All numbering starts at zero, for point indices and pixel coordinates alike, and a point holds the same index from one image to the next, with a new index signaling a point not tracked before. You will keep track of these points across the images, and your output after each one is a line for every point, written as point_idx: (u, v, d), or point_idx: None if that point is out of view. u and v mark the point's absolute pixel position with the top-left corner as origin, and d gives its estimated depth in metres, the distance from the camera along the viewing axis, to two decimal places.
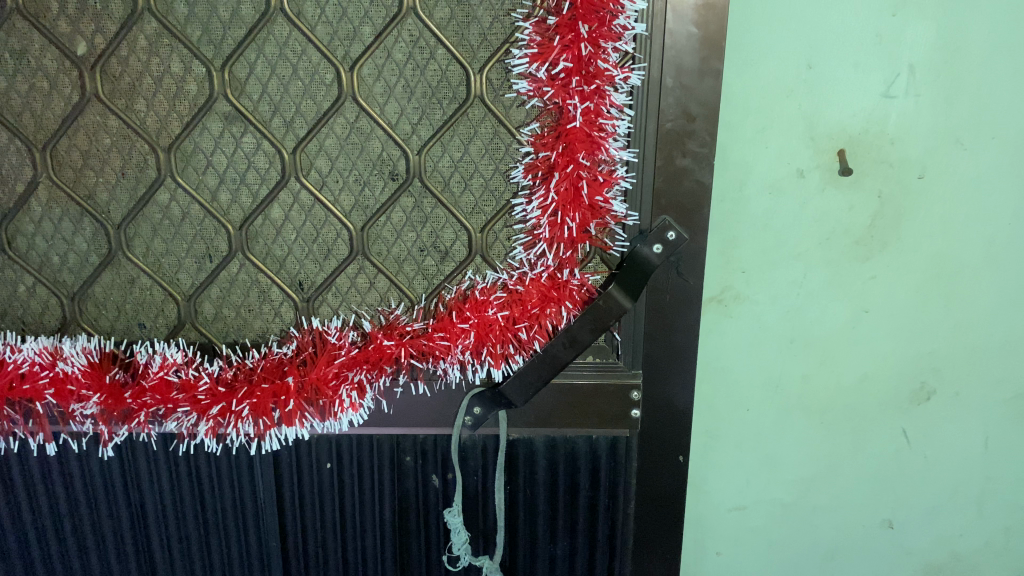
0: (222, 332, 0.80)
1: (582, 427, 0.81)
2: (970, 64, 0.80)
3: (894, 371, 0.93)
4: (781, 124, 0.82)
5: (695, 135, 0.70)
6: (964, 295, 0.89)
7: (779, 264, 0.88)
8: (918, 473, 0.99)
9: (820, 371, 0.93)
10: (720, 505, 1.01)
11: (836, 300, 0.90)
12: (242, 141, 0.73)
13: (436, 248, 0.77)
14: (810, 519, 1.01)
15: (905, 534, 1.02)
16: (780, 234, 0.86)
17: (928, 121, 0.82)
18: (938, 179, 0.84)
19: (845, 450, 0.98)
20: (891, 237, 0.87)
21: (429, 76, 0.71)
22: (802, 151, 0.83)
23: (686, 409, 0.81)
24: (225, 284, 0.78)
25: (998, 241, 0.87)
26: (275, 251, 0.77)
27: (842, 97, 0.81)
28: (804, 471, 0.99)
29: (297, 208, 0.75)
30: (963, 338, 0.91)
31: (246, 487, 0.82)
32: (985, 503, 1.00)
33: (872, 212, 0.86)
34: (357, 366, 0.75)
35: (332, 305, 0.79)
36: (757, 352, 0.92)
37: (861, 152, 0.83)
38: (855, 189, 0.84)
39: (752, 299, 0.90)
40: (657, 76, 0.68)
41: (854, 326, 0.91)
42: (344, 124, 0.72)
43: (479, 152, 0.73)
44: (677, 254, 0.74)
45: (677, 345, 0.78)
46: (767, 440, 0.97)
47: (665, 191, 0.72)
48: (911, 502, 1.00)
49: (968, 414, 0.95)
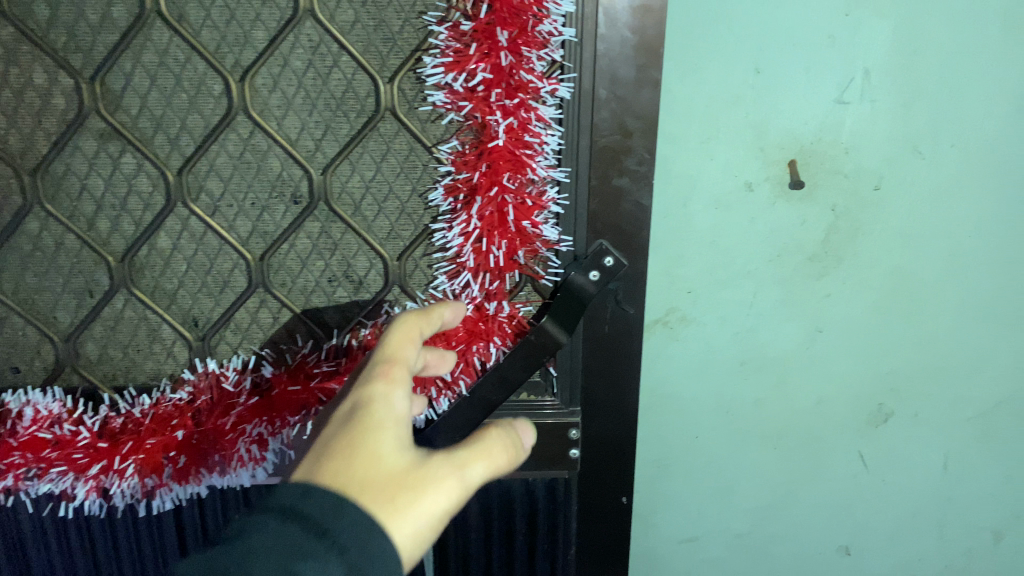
0: (108, 377, 0.70)
1: (515, 468, 0.74)
2: (930, 66, 0.73)
3: (850, 392, 0.88)
4: (727, 133, 0.75)
5: (632, 151, 0.63)
6: (923, 312, 0.84)
7: (728, 283, 0.82)
8: (877, 497, 0.94)
9: (773, 395, 0.88)
10: (671, 536, 0.95)
11: (789, 320, 0.84)
12: (120, 162, 0.64)
13: (348, 278, 0.68)
14: (765, 547, 0.96)
15: (863, 558, 0.97)
16: (728, 252, 0.80)
17: (885, 128, 0.76)
18: (894, 190, 0.78)
19: (801, 476, 0.92)
20: (847, 253, 0.81)
21: (332, 86, 0.62)
22: (751, 163, 0.76)
23: (629, 447, 0.74)
24: (109, 322, 0.68)
25: (959, 254, 0.81)
26: (165, 285, 0.68)
27: (794, 104, 0.74)
28: (759, 500, 0.93)
29: (187, 235, 0.66)
30: (922, 356, 0.86)
31: (146, 545, 0.74)
32: (946, 525, 0.96)
33: (826, 226, 0.79)
34: (256, 418, 0.68)
35: (231, 343, 0.70)
36: (706, 376, 0.86)
37: (814, 163, 0.77)
38: (809, 202, 0.78)
39: (699, 321, 0.83)
40: (589, 87, 0.61)
41: (808, 346, 0.85)
42: (236, 141, 0.64)
43: (393, 171, 0.65)
44: (615, 282, 0.67)
45: (618, 379, 0.71)
46: (719, 468, 0.91)
47: (601, 213, 0.65)
48: (869, 526, 0.95)
49: (928, 435, 0.90)
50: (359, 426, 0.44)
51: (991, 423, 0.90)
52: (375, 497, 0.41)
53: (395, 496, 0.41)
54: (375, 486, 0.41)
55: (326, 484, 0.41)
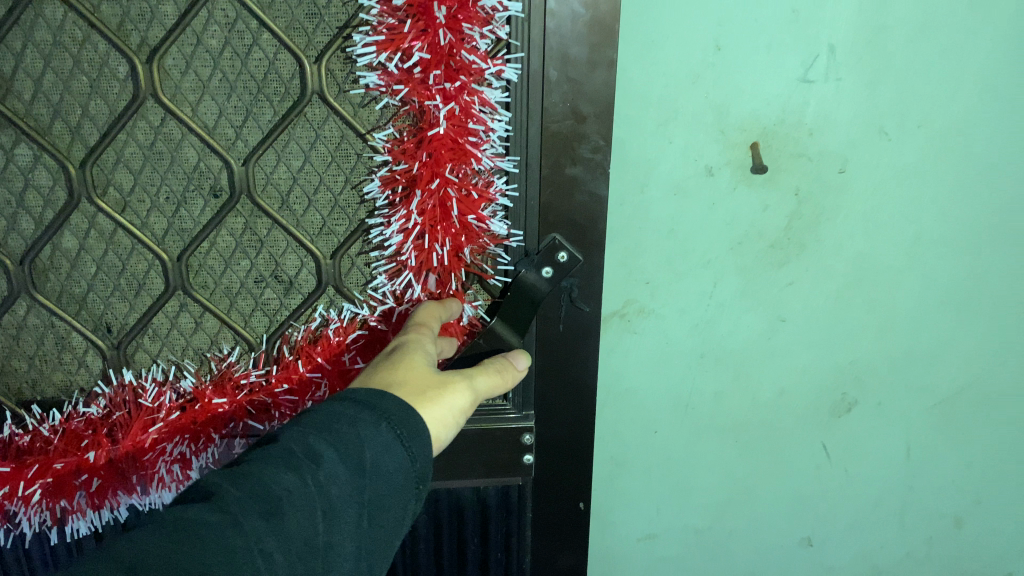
0: (11, 392, 0.63)
1: (466, 477, 0.69)
2: (896, 45, 0.65)
3: (813, 386, 0.81)
4: (685, 117, 0.67)
5: (586, 138, 0.59)
6: (888, 300, 0.77)
7: (686, 274, 0.74)
8: (839, 489, 0.87)
9: (735, 389, 0.80)
10: (628, 536, 0.88)
11: (748, 310, 0.76)
12: (14, 154, 0.57)
13: (277, 279, 0.62)
14: (725, 544, 0.90)
15: (825, 552, 0.92)
16: (687, 241, 0.72)
17: (852, 109, 0.68)
18: (861, 172, 0.70)
19: (761, 470, 0.86)
20: (810, 240, 0.73)
21: (252, 67, 0.56)
22: (709, 147, 0.68)
23: (585, 451, 0.70)
24: (11, 330, 0.61)
25: (924, 238, 0.73)
26: (73, 289, 0.61)
27: (754, 79, 0.66)
28: (718, 494, 0.87)
29: (95, 234, 0.59)
30: (887, 345, 0.79)
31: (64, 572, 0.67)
32: (906, 515, 0.89)
33: (788, 212, 0.72)
34: (177, 435, 0.62)
35: (149, 351, 0.63)
36: (663, 369, 0.78)
37: (775, 145, 0.69)
38: (772, 187, 0.70)
39: (658, 313, 0.75)
40: (538, 68, 0.56)
41: (769, 337, 0.78)
42: (146, 129, 0.57)
43: (323, 160, 0.59)
44: (570, 278, 0.63)
45: (574, 381, 0.67)
46: (678, 465, 0.84)
47: (553, 205, 0.60)
48: (831, 518, 0.89)
49: (891, 426, 0.84)
50: (392, 359, 0.51)
51: (955, 410, 0.83)
52: (409, 390, 0.48)
53: (428, 391, 0.49)
54: (406, 385, 0.48)
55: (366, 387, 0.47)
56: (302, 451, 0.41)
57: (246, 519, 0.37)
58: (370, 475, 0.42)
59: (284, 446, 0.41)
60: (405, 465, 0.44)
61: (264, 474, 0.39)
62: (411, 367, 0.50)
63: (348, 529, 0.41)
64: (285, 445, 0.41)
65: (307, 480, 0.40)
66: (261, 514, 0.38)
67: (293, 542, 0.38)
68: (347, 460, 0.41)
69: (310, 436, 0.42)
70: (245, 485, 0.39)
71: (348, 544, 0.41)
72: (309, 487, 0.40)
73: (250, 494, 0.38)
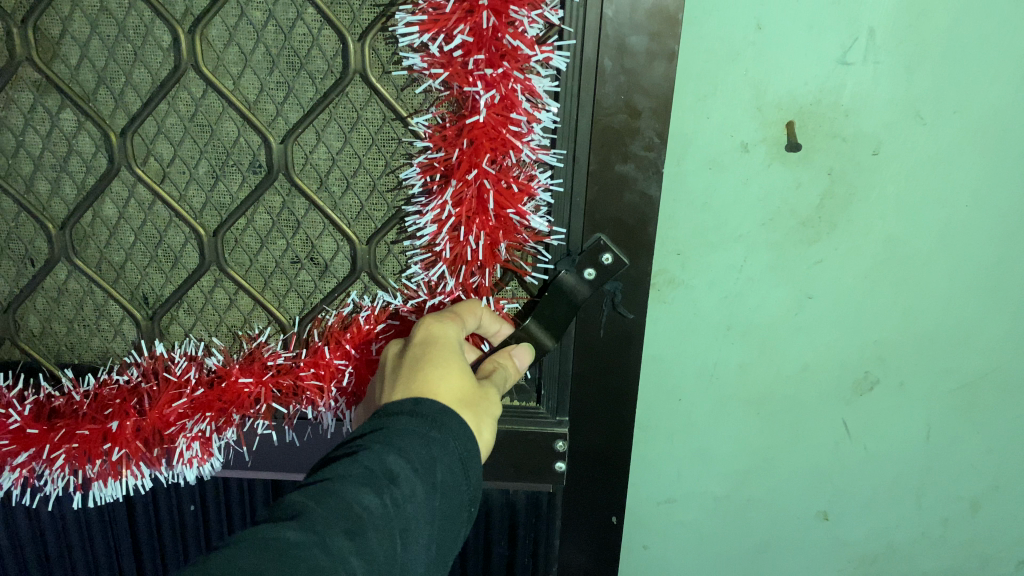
0: (53, 352, 0.64)
1: (496, 479, 0.67)
2: (938, 28, 0.54)
3: (836, 362, 0.67)
4: (721, 93, 0.57)
5: (639, 134, 0.55)
6: (916, 282, 0.63)
7: (717, 246, 0.63)
8: (856, 468, 0.73)
9: (758, 360, 0.68)
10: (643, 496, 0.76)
11: (774, 285, 0.64)
12: (60, 119, 0.57)
13: (313, 261, 0.61)
14: (739, 514, 0.77)
15: (844, 527, 0.76)
16: (718, 214, 0.62)
17: (893, 92, 0.56)
18: (899, 155, 0.59)
19: (780, 441, 0.72)
20: (842, 219, 0.61)
21: (295, 42, 0.54)
22: (743, 122, 0.58)
23: (620, 464, 0.66)
24: (53, 294, 0.62)
25: (958, 224, 0.61)
26: (111, 256, 0.61)
27: (792, 57, 0.56)
28: (733, 466, 0.74)
29: (134, 203, 0.59)
30: (914, 325, 0.65)
31: (92, 520, 0.69)
32: (924, 493, 0.74)
33: (821, 192, 0.60)
34: (198, 413, 0.60)
35: (183, 325, 0.63)
36: (677, 346, 0.67)
37: (812, 123, 0.58)
38: (805, 166, 0.59)
39: (685, 285, 0.65)
40: (592, 57, 0.53)
41: (794, 316, 0.66)
42: (187, 101, 0.56)
43: (364, 143, 0.57)
44: (613, 282, 0.59)
45: (612, 390, 0.63)
46: (688, 434, 0.72)
47: (600, 203, 0.57)
48: (850, 490, 0.74)
49: (915, 410, 0.70)
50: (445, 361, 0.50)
51: (980, 398, 0.69)
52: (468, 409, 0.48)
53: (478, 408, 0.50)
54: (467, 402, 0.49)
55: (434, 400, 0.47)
56: (379, 468, 0.41)
57: (331, 534, 0.36)
58: (438, 494, 0.43)
59: (363, 465, 0.41)
60: (461, 482, 0.44)
61: (347, 492, 0.39)
62: (449, 376, 0.50)
63: (418, 548, 0.41)
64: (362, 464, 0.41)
65: (384, 498, 0.40)
66: (345, 530, 0.37)
67: (376, 558, 0.38)
68: (422, 477, 0.42)
69: (386, 453, 0.42)
70: (327, 501, 0.38)
71: (417, 563, 0.41)
72: (387, 505, 0.40)
73: (334, 511, 0.38)
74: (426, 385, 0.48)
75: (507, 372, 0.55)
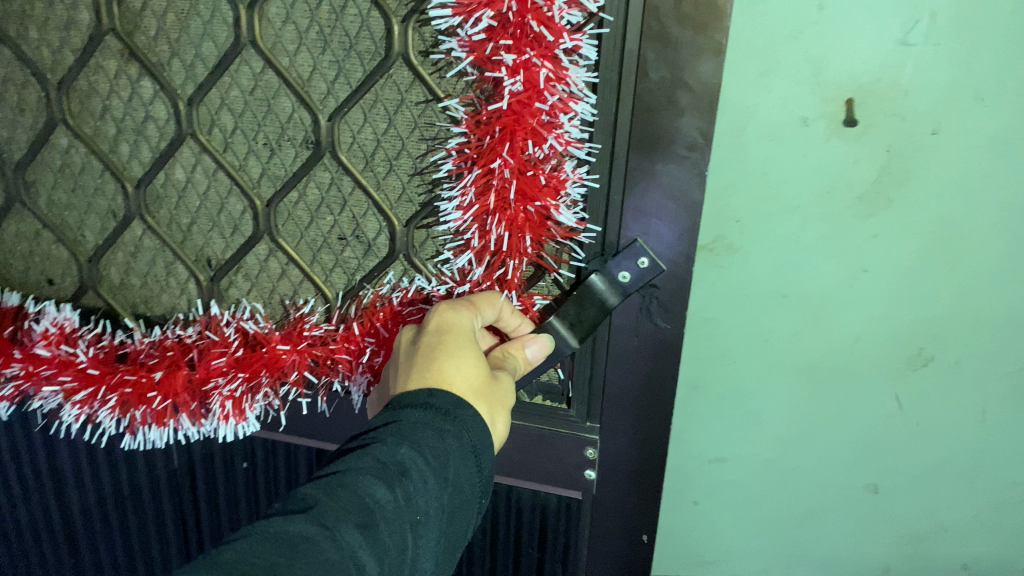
0: (129, 303, 0.69)
1: (523, 479, 0.66)
2: (994, 14, 0.58)
3: (887, 335, 0.73)
4: (783, 70, 0.63)
5: (682, 133, 0.51)
6: (968, 264, 0.68)
7: (774, 214, 0.69)
8: (908, 441, 0.79)
9: (812, 325, 0.74)
10: (694, 454, 0.85)
11: (831, 256, 0.70)
12: (139, 87, 0.61)
13: (358, 239, 0.62)
14: (792, 478, 0.84)
15: (893, 501, 0.83)
16: (778, 186, 0.68)
17: (949, 76, 0.61)
18: (956, 136, 0.63)
19: (830, 411, 0.79)
20: (897, 197, 0.66)
21: (346, 23, 0.55)
22: (804, 99, 0.63)
23: (654, 481, 0.63)
24: (130, 250, 0.67)
25: (1012, 207, 0.65)
26: (179, 219, 0.65)
27: (852, 39, 0.61)
28: (784, 430, 0.81)
29: (200, 170, 0.62)
30: (968, 306, 0.71)
31: (154, 464, 0.73)
32: (978, 472, 0.80)
33: (877, 168, 0.65)
34: (232, 375, 0.63)
35: (240, 290, 0.66)
36: (734, 308, 0.74)
37: (871, 102, 0.63)
38: (860, 142, 0.65)
39: (744, 252, 0.71)
40: (634, 48, 0.50)
41: (848, 287, 0.71)
42: (248, 76, 0.58)
43: (407, 126, 0.57)
44: (649, 287, 0.56)
45: (646, 401, 0.60)
46: (740, 397, 0.80)
47: (637, 203, 0.54)
48: (899, 465, 0.81)
49: (964, 388, 0.75)
50: (455, 352, 0.49)
51: None
52: (482, 403, 0.48)
53: (490, 401, 0.49)
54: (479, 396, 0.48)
55: (447, 395, 0.46)
56: (392, 461, 0.40)
57: (341, 528, 0.36)
58: (451, 487, 0.42)
59: (376, 458, 0.40)
60: (472, 473, 0.44)
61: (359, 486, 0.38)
62: (463, 369, 0.49)
63: (430, 540, 0.41)
64: (374, 457, 0.40)
65: (396, 491, 0.39)
66: (355, 524, 0.36)
67: (386, 551, 0.37)
68: (434, 470, 0.41)
69: (400, 445, 0.41)
70: (339, 495, 0.37)
71: (428, 555, 0.41)
72: (399, 499, 0.39)
73: (344, 503, 0.37)
74: (439, 379, 0.47)
75: (517, 362, 0.54)
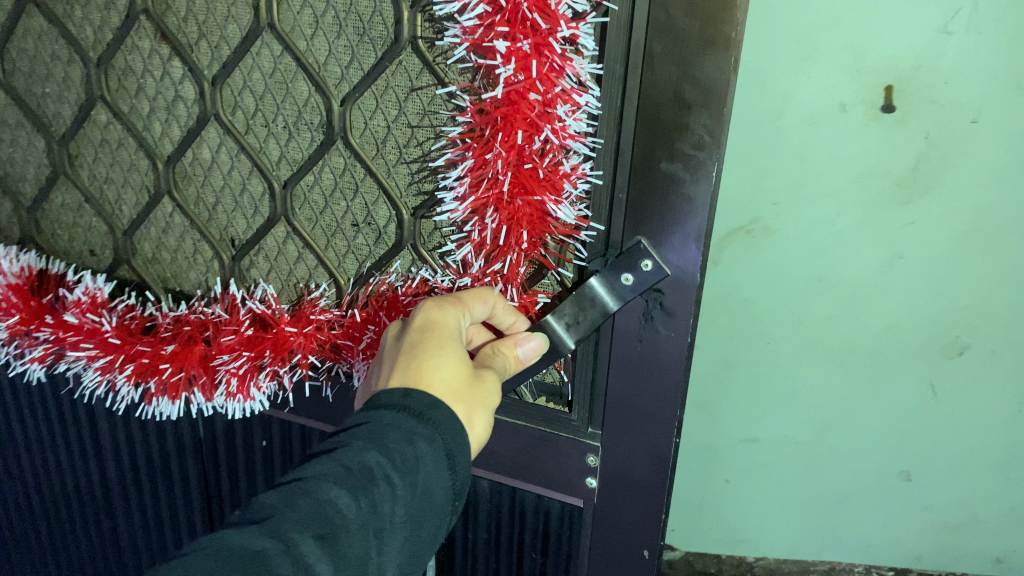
0: (160, 277, 0.71)
1: (525, 481, 0.65)
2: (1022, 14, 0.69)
3: (922, 324, 0.87)
4: (827, 57, 0.74)
5: (689, 131, 0.48)
6: (1000, 257, 0.81)
7: (813, 199, 0.82)
8: (940, 427, 0.94)
9: (850, 310, 0.88)
10: (732, 434, 1.01)
11: (868, 242, 0.83)
12: (170, 67, 0.62)
13: (369, 226, 0.61)
14: (824, 460, 1.00)
15: (923, 488, 0.99)
16: (822, 169, 0.80)
17: (982, 70, 0.72)
18: (991, 127, 0.75)
19: (867, 393, 0.93)
20: (933, 183, 0.79)
21: (360, 8, 0.54)
22: (845, 85, 0.75)
23: (655, 497, 0.60)
24: (162, 226, 0.69)
25: None
26: (206, 198, 0.66)
27: (894, 28, 0.72)
28: (822, 410, 0.96)
29: (224, 150, 0.63)
30: (1000, 296, 0.84)
31: (178, 432, 0.75)
32: (1013, 468, 0.96)
33: (916, 155, 0.77)
34: (237, 352, 0.63)
35: (260, 271, 0.67)
36: (780, 284, 0.88)
37: (911, 90, 0.74)
38: (898, 128, 0.76)
39: (782, 233, 0.85)
40: (640, 39, 0.48)
41: (886, 272, 0.84)
42: (268, 58, 0.59)
43: (416, 114, 0.56)
44: (654, 291, 0.54)
45: (648, 412, 0.57)
46: (785, 371, 0.94)
47: (642, 202, 0.52)
48: (929, 456, 0.97)
49: (994, 377, 0.90)
50: (439, 350, 0.48)
51: None
52: (465, 402, 0.46)
53: (475, 399, 0.48)
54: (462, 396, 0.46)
55: (427, 396, 0.44)
56: (358, 469, 0.39)
57: (298, 539, 0.35)
58: (420, 494, 0.41)
59: (341, 463, 0.39)
60: (445, 479, 0.42)
61: (321, 495, 0.37)
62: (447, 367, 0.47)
63: (394, 547, 0.40)
64: (340, 462, 0.39)
65: (359, 501, 0.38)
66: (315, 536, 0.35)
67: (345, 563, 0.36)
68: (402, 478, 0.39)
69: (368, 450, 0.40)
70: (300, 505, 0.36)
71: (393, 562, 0.40)
72: (362, 508, 0.38)
73: (303, 513, 0.36)
74: (419, 377, 0.45)
75: (507, 360, 0.53)
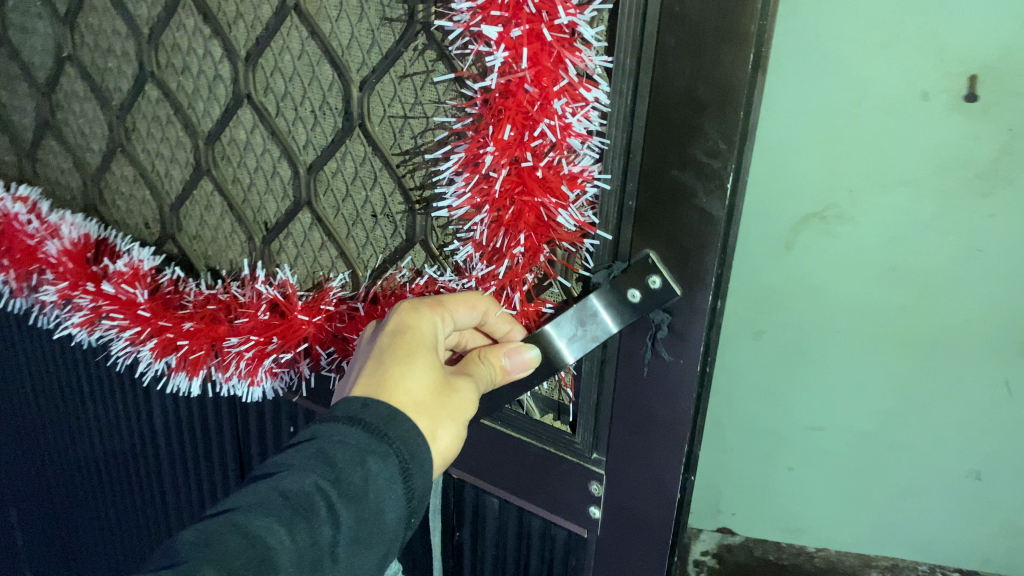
0: (203, 255, 0.73)
1: (530, 500, 0.61)
2: None
3: (996, 320, 0.92)
4: (912, 43, 0.79)
5: (703, 136, 0.43)
6: None
7: (890, 188, 0.87)
8: (1013, 427, 0.98)
9: (929, 298, 0.92)
10: (801, 422, 1.07)
11: (943, 235, 0.88)
12: (210, 45, 0.62)
13: (387, 217, 0.59)
14: (895, 450, 1.05)
15: (991, 485, 1.04)
16: (904, 159, 0.85)
17: None
18: None
19: (940, 386, 0.98)
20: (1011, 180, 0.84)
21: None
22: (928, 73, 0.80)
23: (659, 538, 0.54)
24: (203, 203, 0.70)
25: None
26: (241, 178, 0.66)
27: (979, 13, 0.76)
28: (894, 400, 1.01)
29: (257, 130, 0.63)
30: None
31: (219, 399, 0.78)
32: None
33: (999, 146, 0.82)
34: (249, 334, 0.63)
35: (289, 256, 0.67)
36: (851, 273, 0.94)
37: (995, 79, 0.79)
38: (981, 117, 0.81)
39: (855, 221, 0.90)
40: (652, 30, 0.42)
41: (963, 265, 0.89)
42: (296, 41, 0.57)
43: (431, 104, 0.53)
44: (661, 313, 0.48)
45: (654, 444, 0.52)
46: (859, 362, 0.99)
47: (651, 212, 0.46)
48: (1004, 456, 1.01)
49: None
50: (407, 355, 0.44)
51: None
52: (433, 409, 0.42)
53: (448, 407, 0.43)
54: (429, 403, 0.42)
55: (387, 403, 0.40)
56: (296, 497, 0.35)
57: None
58: (366, 524, 0.37)
59: (279, 491, 0.35)
60: (400, 505, 0.38)
61: (250, 530, 0.33)
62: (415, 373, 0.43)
63: None
64: (278, 489, 0.35)
65: (293, 535, 0.34)
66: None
67: None
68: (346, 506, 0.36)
69: (310, 476, 0.36)
70: (222, 542, 0.32)
71: None
72: (296, 544, 0.34)
73: (224, 550, 0.32)
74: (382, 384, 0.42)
75: (492, 369, 0.49)
